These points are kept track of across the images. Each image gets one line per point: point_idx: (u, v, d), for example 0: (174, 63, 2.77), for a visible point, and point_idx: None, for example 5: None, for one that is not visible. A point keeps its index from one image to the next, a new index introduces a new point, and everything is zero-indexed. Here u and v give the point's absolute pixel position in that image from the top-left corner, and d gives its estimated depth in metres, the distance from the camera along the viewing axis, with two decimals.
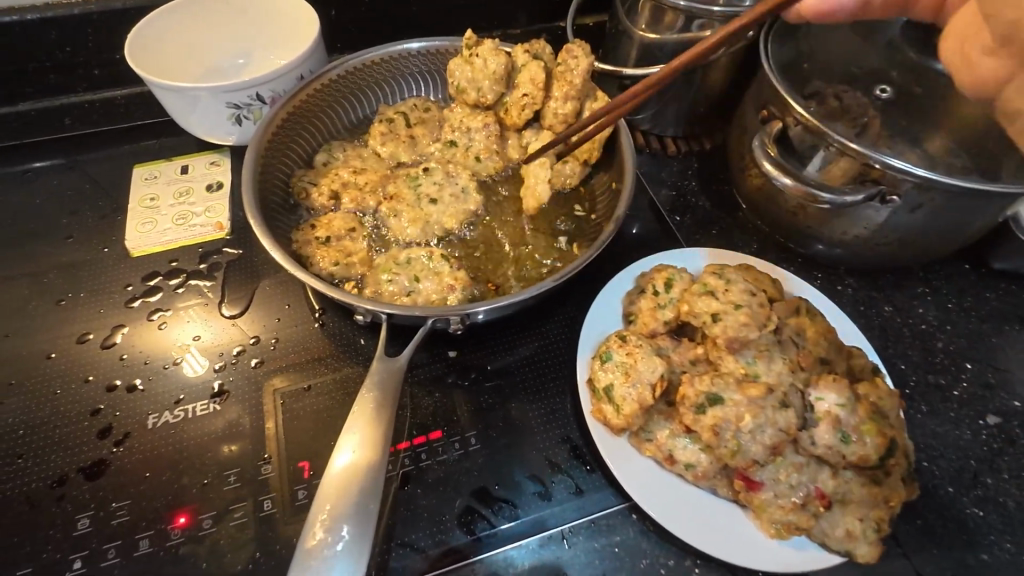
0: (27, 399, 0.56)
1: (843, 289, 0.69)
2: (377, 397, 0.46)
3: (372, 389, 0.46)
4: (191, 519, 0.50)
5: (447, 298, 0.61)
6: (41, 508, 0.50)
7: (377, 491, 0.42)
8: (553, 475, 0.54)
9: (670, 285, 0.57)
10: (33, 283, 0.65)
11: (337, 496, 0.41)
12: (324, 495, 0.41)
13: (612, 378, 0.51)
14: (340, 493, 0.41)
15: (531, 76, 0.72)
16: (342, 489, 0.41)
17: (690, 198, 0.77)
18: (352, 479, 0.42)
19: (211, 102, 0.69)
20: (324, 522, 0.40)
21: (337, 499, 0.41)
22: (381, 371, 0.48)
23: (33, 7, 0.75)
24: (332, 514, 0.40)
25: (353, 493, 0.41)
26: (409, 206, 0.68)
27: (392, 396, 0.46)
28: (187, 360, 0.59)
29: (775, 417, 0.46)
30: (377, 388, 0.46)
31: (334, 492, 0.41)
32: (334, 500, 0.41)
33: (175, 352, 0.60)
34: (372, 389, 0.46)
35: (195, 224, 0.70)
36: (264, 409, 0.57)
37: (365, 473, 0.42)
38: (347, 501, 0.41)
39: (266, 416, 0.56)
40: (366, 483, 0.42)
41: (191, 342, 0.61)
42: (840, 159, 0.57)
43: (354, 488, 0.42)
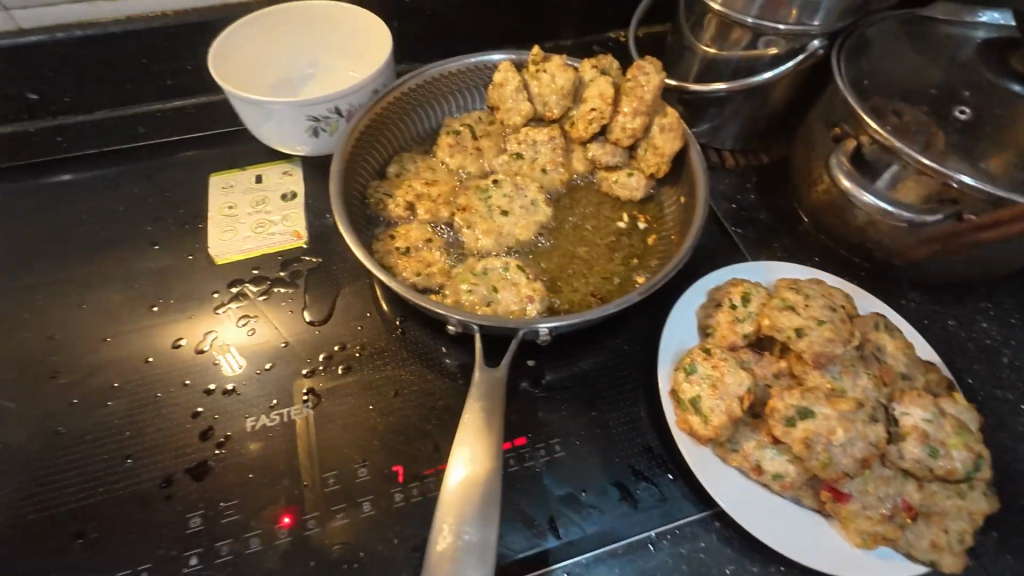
0: (131, 400, 0.59)
1: (907, 302, 0.70)
2: (484, 406, 0.49)
3: (477, 398, 0.49)
4: (294, 519, 0.52)
5: (526, 309, 0.63)
6: (153, 506, 0.53)
7: (497, 494, 0.44)
8: (637, 483, 0.55)
9: (748, 299, 0.59)
10: (125, 288, 0.68)
11: (461, 500, 0.43)
12: (448, 499, 0.44)
13: (699, 390, 0.53)
14: (463, 497, 0.44)
15: (600, 91, 0.74)
16: (464, 493, 0.44)
17: (750, 210, 0.79)
18: (472, 485, 0.45)
19: (290, 115, 0.71)
20: (452, 525, 0.43)
21: (462, 503, 0.43)
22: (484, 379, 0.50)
23: (117, 21, 0.78)
24: (459, 517, 0.43)
25: (476, 497, 0.44)
26: (481, 217, 0.71)
27: (498, 404, 0.49)
28: (226, 359, 0.62)
29: (866, 430, 0.48)
30: (483, 397, 0.49)
31: (458, 496, 0.44)
32: (459, 504, 0.44)
33: (214, 351, 0.62)
34: (477, 398, 0.49)
35: (274, 232, 0.73)
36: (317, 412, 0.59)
37: (483, 477, 0.45)
38: (469, 505, 0.43)
39: (324, 420, 0.58)
40: (486, 488, 0.44)
41: (230, 342, 0.63)
42: (917, 178, 0.59)
43: (475, 492, 0.44)
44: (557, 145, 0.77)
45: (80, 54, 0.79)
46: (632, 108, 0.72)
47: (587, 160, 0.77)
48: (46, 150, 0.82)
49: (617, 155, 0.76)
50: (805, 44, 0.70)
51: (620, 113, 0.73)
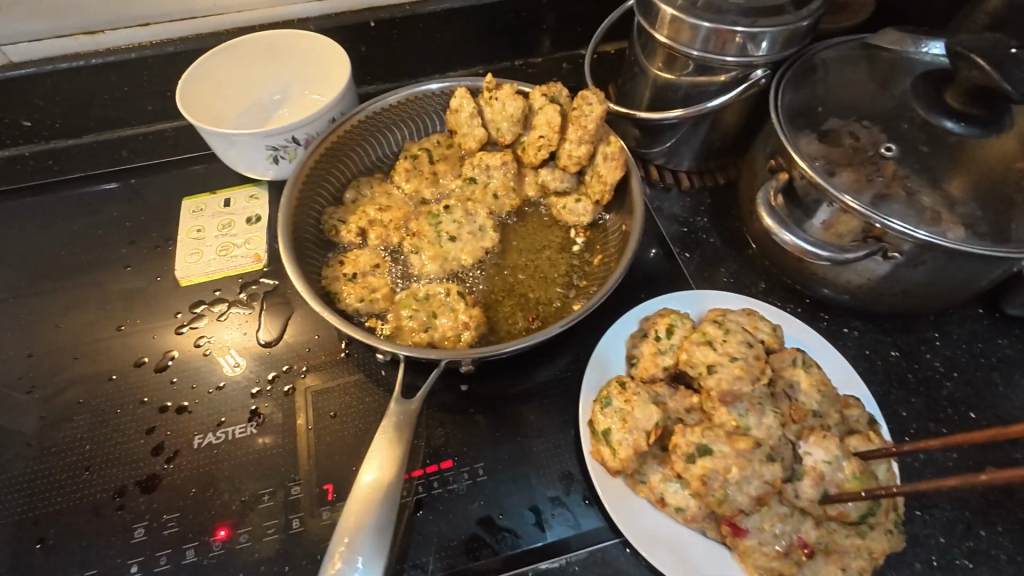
0: (93, 415, 0.64)
1: (848, 331, 0.70)
2: (392, 437, 0.51)
3: (387, 429, 0.51)
4: (230, 533, 0.57)
5: (461, 335, 0.66)
6: (103, 516, 0.57)
7: (390, 526, 0.47)
8: (554, 508, 0.58)
9: (671, 331, 0.60)
10: (97, 308, 0.73)
11: (353, 530, 0.46)
12: (342, 529, 0.46)
13: (610, 423, 0.54)
14: (356, 528, 0.46)
15: (547, 119, 0.75)
16: (358, 523, 0.46)
17: (700, 234, 0.80)
18: (366, 515, 0.47)
19: (251, 145, 0.75)
20: (342, 555, 0.45)
21: (354, 534, 0.46)
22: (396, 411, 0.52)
23: (97, 52, 0.83)
24: (349, 548, 0.45)
25: (368, 529, 0.46)
26: (430, 243, 0.73)
27: (405, 436, 0.51)
28: (226, 358, 0.68)
29: (761, 469, 0.49)
30: (392, 428, 0.51)
31: (351, 526, 0.46)
32: (351, 534, 0.46)
33: (216, 350, 0.69)
34: (387, 429, 0.51)
35: (236, 255, 0.77)
36: (293, 406, 0.65)
37: (378, 509, 0.47)
38: (361, 535, 0.46)
39: (296, 413, 0.64)
40: (379, 520, 0.46)
41: (231, 343, 0.69)
42: (844, 216, 0.60)
43: (369, 525, 0.46)
44: (510, 169, 0.78)
45: (65, 84, 0.84)
46: (578, 136, 0.74)
47: (538, 185, 0.79)
48: (36, 173, 0.88)
49: (565, 180, 0.78)
50: (750, 73, 0.71)
51: (567, 140, 0.75)
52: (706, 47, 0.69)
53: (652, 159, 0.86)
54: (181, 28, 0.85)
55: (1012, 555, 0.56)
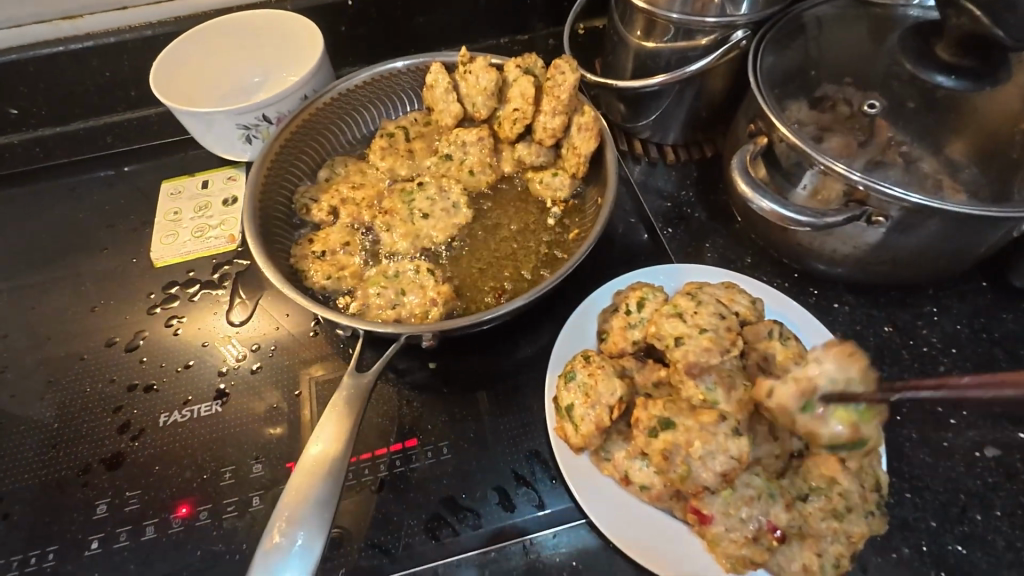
0: (64, 394, 0.64)
1: (839, 306, 0.66)
2: (340, 416, 0.52)
3: (335, 409, 0.52)
4: (190, 510, 0.56)
5: (430, 312, 0.64)
6: (68, 492, 0.58)
7: (331, 501, 0.48)
8: (518, 488, 0.56)
9: (643, 304, 0.57)
10: (74, 290, 0.73)
11: (295, 503, 0.47)
12: (284, 502, 0.47)
13: (573, 398, 0.52)
14: (298, 501, 0.47)
15: (521, 91, 0.73)
16: (300, 497, 0.47)
17: (685, 209, 0.76)
18: (309, 490, 0.48)
19: (224, 125, 0.75)
20: (282, 527, 0.46)
21: (295, 507, 0.47)
22: (346, 392, 0.53)
23: (77, 38, 0.84)
24: (289, 520, 0.46)
25: (310, 503, 0.47)
26: (402, 221, 0.72)
27: (353, 416, 0.52)
28: (228, 350, 0.67)
29: (727, 443, 0.46)
30: (341, 408, 0.52)
31: (292, 500, 0.47)
32: (292, 507, 0.47)
33: (217, 340, 0.67)
34: (336, 409, 0.52)
35: (211, 236, 0.77)
36: (301, 394, 0.63)
37: (320, 485, 0.48)
38: (302, 509, 0.47)
39: (303, 403, 0.63)
40: (321, 495, 0.48)
41: (232, 334, 0.68)
42: (825, 180, 0.56)
43: (311, 497, 0.48)
44: (486, 145, 0.76)
45: (47, 71, 0.85)
46: (552, 108, 0.71)
47: (515, 161, 0.77)
48: (23, 161, 0.89)
49: (542, 155, 0.75)
50: (730, 34, 0.67)
51: (542, 112, 0.73)
52: (685, 8, 0.65)
53: (637, 132, 0.82)
54: (158, 11, 0.85)
55: (1009, 541, 0.52)
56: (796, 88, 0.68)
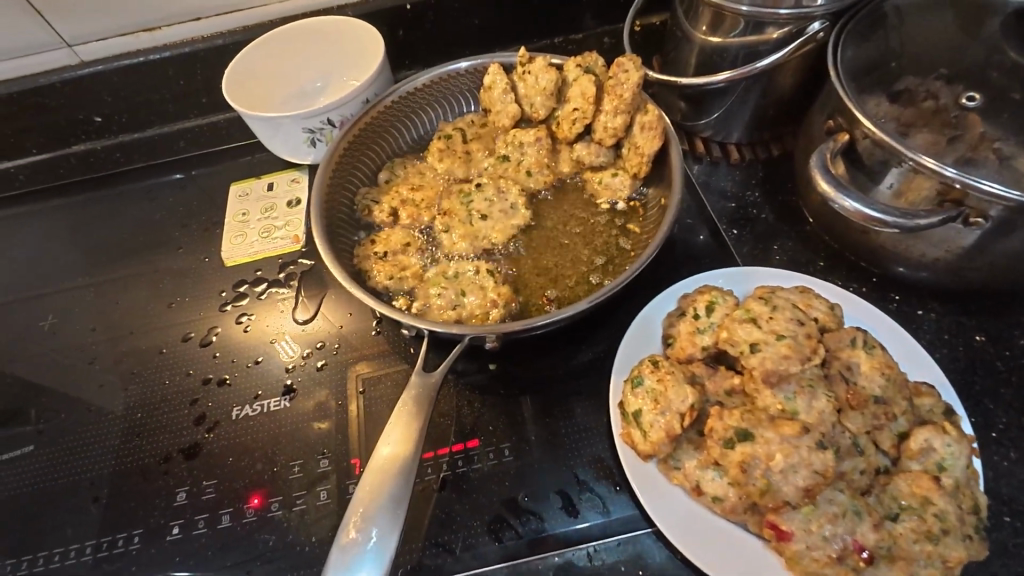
0: (146, 386, 0.68)
1: (924, 313, 0.62)
2: (410, 415, 0.53)
3: (405, 407, 0.53)
4: (262, 501, 0.58)
5: (490, 313, 0.64)
6: (151, 479, 0.61)
7: (403, 498, 0.49)
8: (582, 493, 0.55)
9: (712, 308, 0.55)
10: (153, 288, 0.77)
11: (369, 500, 0.48)
12: (359, 498, 0.49)
13: (641, 404, 0.51)
14: (372, 498, 0.49)
15: (582, 91, 0.73)
16: (374, 494, 0.49)
17: (751, 210, 0.73)
18: (381, 487, 0.49)
19: (291, 128, 0.77)
20: (357, 523, 0.48)
21: (369, 503, 0.48)
22: (414, 390, 0.54)
23: (155, 48, 0.88)
24: (364, 517, 0.48)
25: (383, 500, 0.49)
26: (460, 222, 0.72)
27: (422, 414, 0.53)
28: (282, 345, 0.69)
29: (810, 458, 0.44)
30: (410, 406, 0.53)
31: (367, 496, 0.49)
32: (366, 503, 0.49)
33: (273, 335, 0.70)
34: (405, 407, 0.53)
35: (277, 237, 0.79)
36: (347, 392, 0.65)
37: (392, 482, 0.50)
38: (376, 505, 0.48)
39: (349, 398, 0.64)
40: (393, 492, 0.49)
41: (287, 330, 0.70)
42: (914, 177, 0.53)
43: (383, 496, 0.49)
44: (544, 145, 0.76)
45: (128, 80, 0.90)
46: (613, 107, 0.70)
47: (573, 161, 0.76)
48: (106, 165, 0.95)
49: (601, 155, 0.74)
50: (805, 26, 0.64)
51: (603, 112, 0.72)
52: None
53: (699, 131, 0.79)
54: (229, 21, 0.88)
55: None
56: (870, 86, 0.65)
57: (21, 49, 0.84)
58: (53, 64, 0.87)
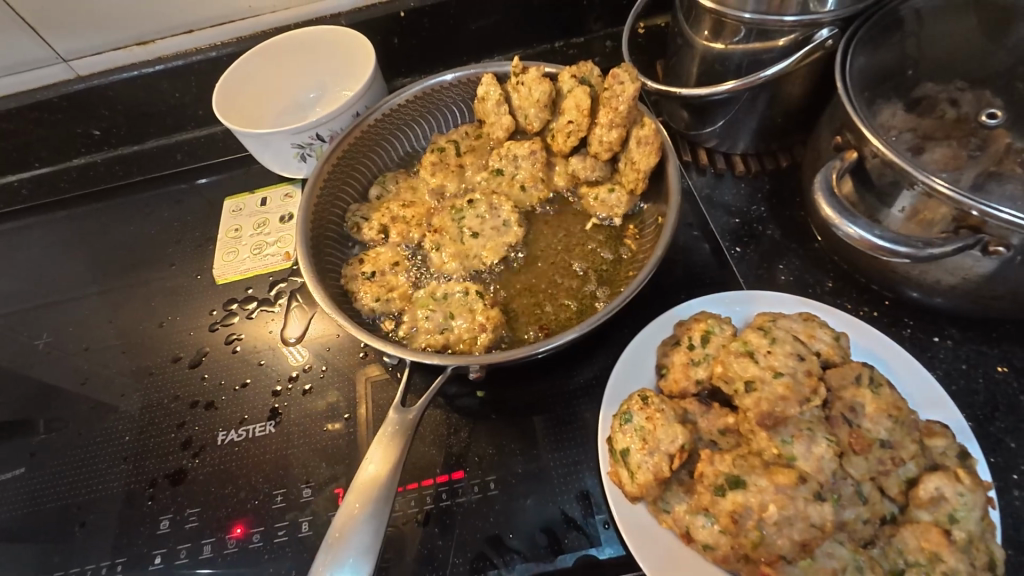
0: (135, 408, 0.68)
1: (941, 341, 0.58)
2: (385, 452, 0.51)
3: (380, 445, 0.51)
4: (244, 531, 0.57)
5: (478, 338, 0.62)
6: (136, 505, 0.61)
7: (374, 545, 0.47)
8: (568, 531, 0.53)
9: (708, 339, 0.52)
10: (145, 305, 0.77)
11: (338, 545, 0.46)
12: (327, 543, 0.47)
13: (629, 443, 0.48)
14: (341, 543, 0.46)
15: (576, 103, 0.70)
16: (343, 539, 0.47)
17: (756, 226, 0.70)
18: (352, 533, 0.47)
19: (280, 144, 0.76)
20: (326, 570, 0.46)
21: (338, 549, 0.46)
22: (392, 425, 0.52)
23: (150, 62, 0.88)
24: (333, 564, 0.46)
25: (352, 546, 0.46)
26: (451, 240, 0.70)
27: (399, 452, 0.51)
28: (272, 362, 0.68)
29: (807, 510, 0.41)
30: (386, 443, 0.51)
31: (336, 541, 0.47)
32: (334, 549, 0.46)
33: (262, 355, 0.69)
34: (381, 444, 0.51)
35: (268, 254, 0.78)
36: (352, 398, 0.64)
37: (364, 526, 0.47)
38: (345, 552, 0.46)
39: (357, 402, 0.64)
40: (364, 537, 0.47)
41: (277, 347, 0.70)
42: (928, 201, 0.49)
43: (353, 542, 0.47)
44: (538, 159, 0.73)
45: (125, 95, 0.90)
46: (608, 120, 0.67)
47: (568, 175, 0.73)
48: (105, 178, 0.96)
49: (597, 169, 0.71)
50: (812, 34, 0.59)
51: (598, 124, 0.69)
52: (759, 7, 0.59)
53: (703, 141, 0.76)
54: (222, 32, 0.87)
55: None
56: (882, 96, 0.61)
57: (19, 65, 0.84)
58: (51, 80, 0.87)
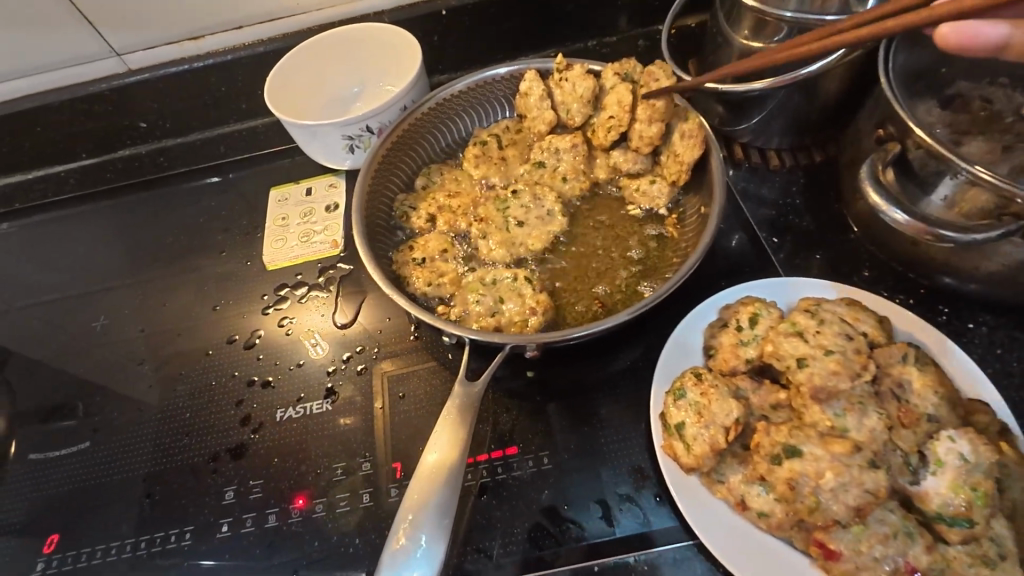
0: (193, 386, 0.70)
1: (975, 327, 0.61)
2: (455, 423, 0.54)
3: (450, 417, 0.54)
4: (307, 502, 0.60)
5: (529, 321, 0.64)
6: (200, 476, 0.63)
7: (450, 508, 0.50)
8: (622, 503, 0.55)
9: (755, 321, 0.54)
10: (197, 290, 0.80)
11: (417, 508, 0.49)
12: (406, 505, 0.50)
13: (684, 417, 0.51)
14: (420, 506, 0.49)
15: (619, 99, 0.72)
16: (421, 502, 0.50)
17: (792, 217, 0.72)
18: (429, 497, 0.50)
19: (330, 135, 0.78)
20: (406, 530, 0.49)
21: (417, 511, 0.49)
22: (458, 398, 0.55)
23: (199, 56, 0.91)
24: (413, 524, 0.49)
25: (430, 508, 0.49)
26: (497, 229, 0.72)
27: (466, 423, 0.54)
28: (324, 343, 0.71)
29: (861, 476, 0.44)
30: (455, 415, 0.54)
31: (415, 504, 0.50)
32: (414, 511, 0.49)
33: (315, 336, 0.72)
34: (450, 415, 0.54)
35: (316, 241, 0.81)
36: (403, 380, 0.67)
37: (440, 491, 0.50)
38: (424, 513, 0.49)
39: (374, 396, 0.66)
40: (441, 500, 0.50)
41: (316, 330, 0.72)
42: (970, 189, 0.51)
43: (431, 504, 0.50)
44: (580, 152, 0.76)
45: (173, 88, 0.93)
46: (646, 116, 0.71)
47: (609, 168, 0.76)
48: (150, 169, 0.98)
49: (639, 162, 0.74)
50: None
51: (637, 120, 0.72)
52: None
53: (738, 136, 0.78)
54: (270, 28, 0.90)
55: None
56: (917, 96, 0.64)
57: (76, 58, 0.88)
58: (103, 72, 0.90)
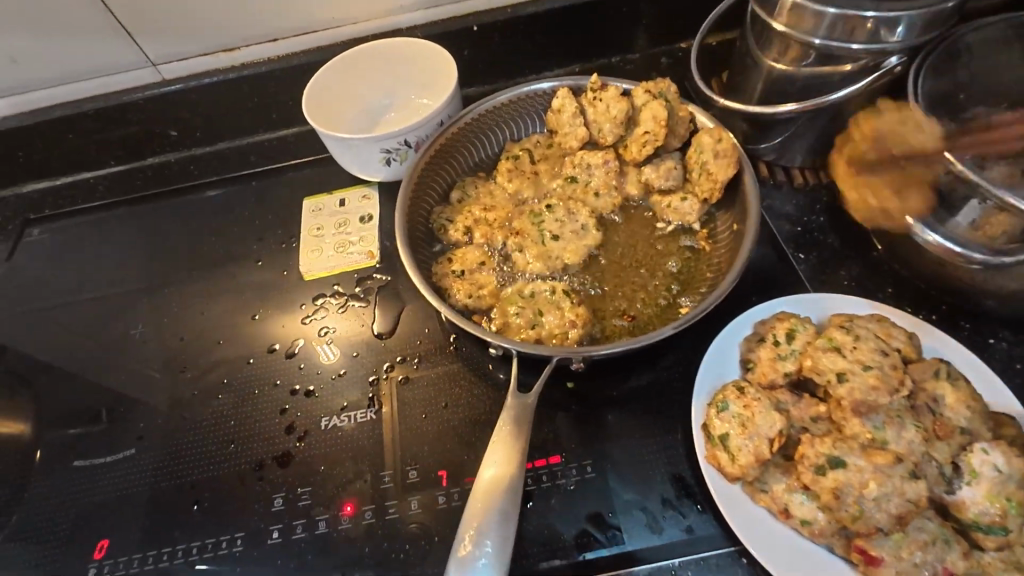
0: (236, 395, 0.72)
1: (995, 342, 0.64)
2: (510, 434, 0.57)
3: (505, 428, 0.57)
4: (356, 509, 0.62)
5: (569, 333, 0.66)
6: (247, 484, 0.65)
7: (511, 516, 0.53)
8: (665, 511, 0.57)
9: (793, 336, 0.57)
10: (235, 299, 0.81)
11: (481, 516, 0.52)
12: (470, 513, 0.53)
13: (728, 428, 0.53)
14: (483, 514, 0.53)
15: (654, 115, 0.75)
16: (485, 510, 0.53)
17: (817, 234, 0.75)
18: (492, 505, 0.53)
19: (367, 149, 0.80)
20: (472, 537, 0.52)
21: (481, 519, 0.52)
22: (512, 410, 0.58)
23: (233, 68, 0.92)
24: (478, 531, 0.52)
25: (494, 515, 0.52)
26: (533, 242, 0.75)
27: (521, 434, 0.57)
28: (364, 353, 0.73)
29: (903, 486, 0.47)
30: (509, 426, 0.57)
31: (479, 512, 0.53)
32: (478, 519, 0.52)
33: (356, 345, 0.73)
34: (505, 426, 0.57)
35: (352, 252, 0.83)
36: (444, 389, 0.69)
37: (502, 499, 0.53)
38: (488, 520, 0.52)
39: (418, 405, 0.68)
40: (503, 507, 0.53)
41: (325, 335, 0.75)
42: (998, 214, 0.54)
43: (494, 511, 0.53)
44: (611, 168, 0.78)
45: (206, 98, 0.94)
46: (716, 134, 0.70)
47: (641, 184, 0.78)
48: (180, 177, 0.99)
49: (670, 178, 0.75)
50: (881, 61, 0.65)
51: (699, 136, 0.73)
52: (836, 21, 0.62)
53: (763, 155, 0.81)
54: (304, 41, 0.91)
55: None
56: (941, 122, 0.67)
57: (113, 67, 0.89)
58: (138, 82, 0.91)
